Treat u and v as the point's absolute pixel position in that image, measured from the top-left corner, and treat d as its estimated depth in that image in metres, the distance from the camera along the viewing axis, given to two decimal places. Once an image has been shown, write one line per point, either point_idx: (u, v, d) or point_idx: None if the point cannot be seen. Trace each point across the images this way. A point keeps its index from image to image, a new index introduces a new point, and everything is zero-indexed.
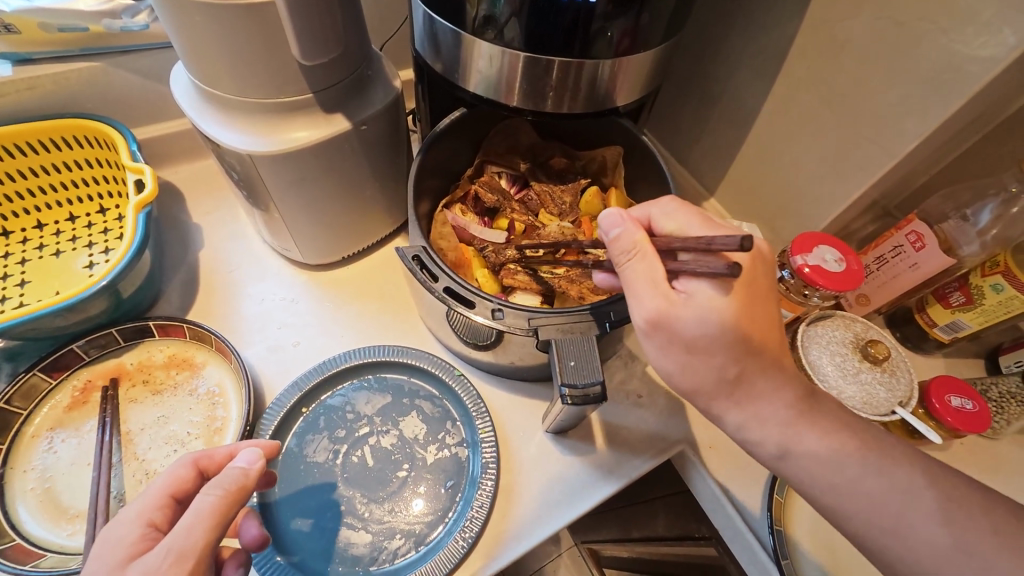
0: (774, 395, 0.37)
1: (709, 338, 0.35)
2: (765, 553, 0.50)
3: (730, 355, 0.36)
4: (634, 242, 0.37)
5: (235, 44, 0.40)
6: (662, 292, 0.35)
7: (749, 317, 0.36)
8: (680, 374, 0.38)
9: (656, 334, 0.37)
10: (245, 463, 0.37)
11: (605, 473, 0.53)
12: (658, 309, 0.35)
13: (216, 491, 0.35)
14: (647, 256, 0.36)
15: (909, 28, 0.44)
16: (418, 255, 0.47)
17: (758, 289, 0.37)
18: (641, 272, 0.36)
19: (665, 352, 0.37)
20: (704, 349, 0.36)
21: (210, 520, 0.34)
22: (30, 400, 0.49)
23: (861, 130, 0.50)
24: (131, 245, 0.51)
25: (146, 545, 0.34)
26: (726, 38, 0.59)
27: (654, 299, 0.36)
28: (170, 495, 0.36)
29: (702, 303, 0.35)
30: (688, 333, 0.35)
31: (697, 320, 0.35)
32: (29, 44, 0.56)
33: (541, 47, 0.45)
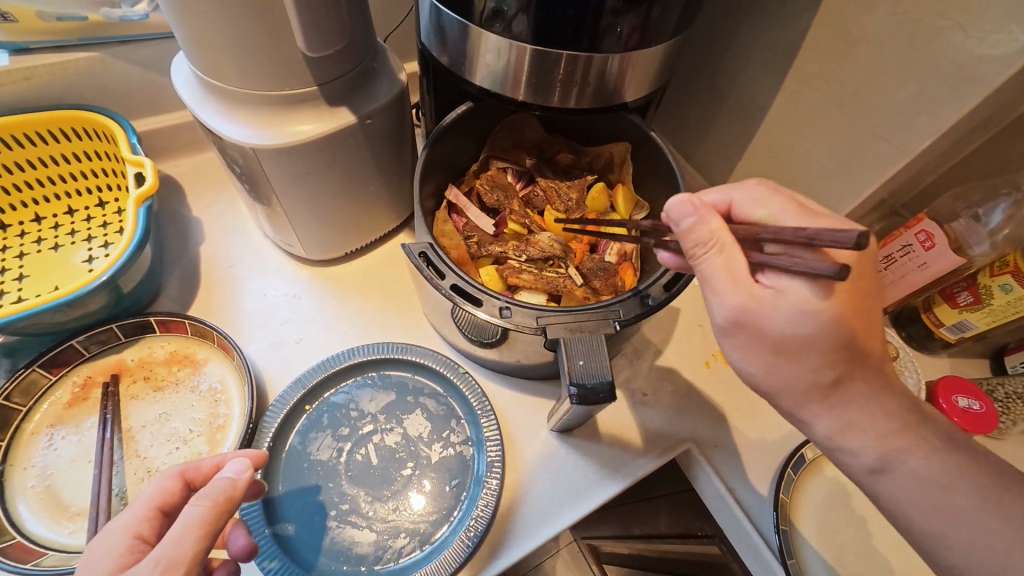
0: (786, 395, 0.36)
1: (805, 338, 0.34)
2: (770, 553, 0.50)
3: (828, 360, 0.34)
4: (711, 233, 0.35)
5: (239, 35, 0.39)
6: (746, 288, 0.34)
7: (854, 317, 0.34)
8: (763, 374, 0.37)
9: (739, 333, 0.36)
10: (234, 473, 0.36)
11: (611, 472, 0.53)
12: (744, 305, 0.34)
13: (204, 501, 0.34)
14: (726, 248, 0.35)
15: (924, 25, 0.43)
16: (424, 251, 0.46)
17: (863, 285, 0.35)
18: (719, 265, 0.35)
19: (749, 351, 0.36)
20: (795, 350, 0.35)
21: (198, 531, 0.33)
22: (29, 396, 0.48)
23: (873, 127, 0.50)
24: (131, 240, 0.50)
25: (134, 558, 0.34)
26: (736, 33, 0.58)
27: (737, 295, 0.34)
28: (157, 507, 0.36)
29: (784, 301, 0.34)
30: (776, 330, 0.34)
31: (792, 321, 0.34)
32: (26, 33, 0.54)
33: (550, 40, 0.44)
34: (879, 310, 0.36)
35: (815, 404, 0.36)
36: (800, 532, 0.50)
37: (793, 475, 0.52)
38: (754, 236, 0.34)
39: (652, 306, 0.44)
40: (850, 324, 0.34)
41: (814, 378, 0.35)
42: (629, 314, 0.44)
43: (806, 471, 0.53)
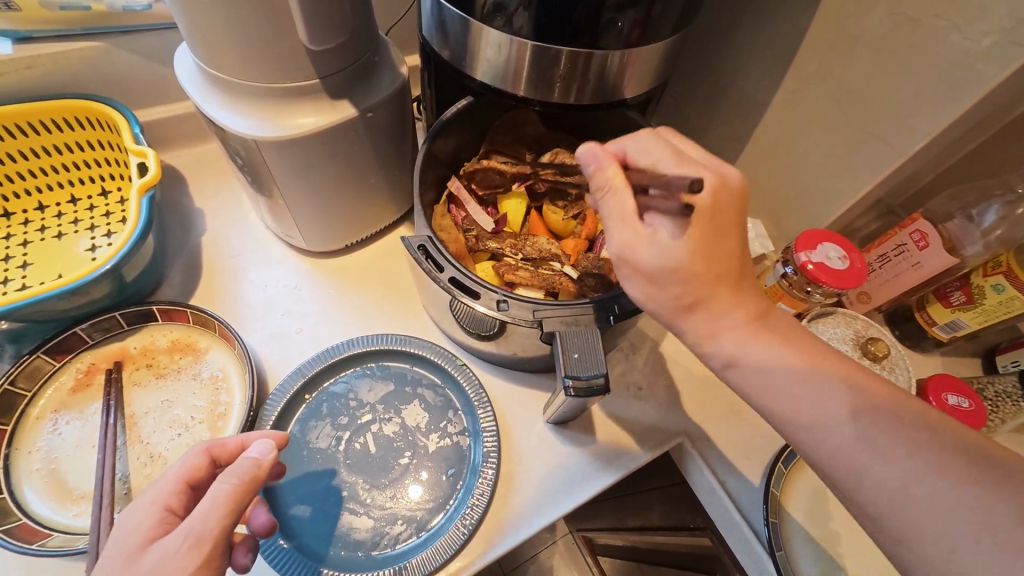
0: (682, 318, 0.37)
1: (666, 268, 0.35)
2: (759, 544, 0.51)
3: (688, 283, 0.35)
4: (608, 176, 0.37)
5: (242, 27, 0.39)
6: (631, 228, 0.36)
7: (713, 245, 0.35)
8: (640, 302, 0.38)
9: (624, 269, 0.37)
10: (259, 454, 0.37)
11: (605, 463, 0.54)
12: (624, 242, 0.36)
13: (231, 479, 0.35)
14: (619, 191, 0.37)
15: (923, 25, 0.43)
16: (423, 245, 0.46)
17: (723, 219, 0.35)
18: (613, 206, 0.37)
19: (633, 284, 0.38)
20: (659, 279, 0.36)
21: (226, 507, 0.34)
22: (34, 381, 0.49)
23: (870, 127, 0.50)
24: (135, 229, 0.51)
25: (164, 529, 0.34)
26: (736, 31, 0.58)
27: (621, 233, 0.36)
28: (184, 482, 0.37)
29: (661, 252, 0.35)
30: (649, 266, 0.36)
31: (661, 256, 0.35)
32: (30, 22, 0.55)
33: (551, 37, 0.44)
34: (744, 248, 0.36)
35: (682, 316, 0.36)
36: (790, 525, 0.51)
37: (783, 470, 0.53)
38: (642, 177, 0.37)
39: None
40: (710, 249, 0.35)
41: (677, 298, 0.36)
42: (624, 308, 0.44)
43: (797, 465, 0.54)
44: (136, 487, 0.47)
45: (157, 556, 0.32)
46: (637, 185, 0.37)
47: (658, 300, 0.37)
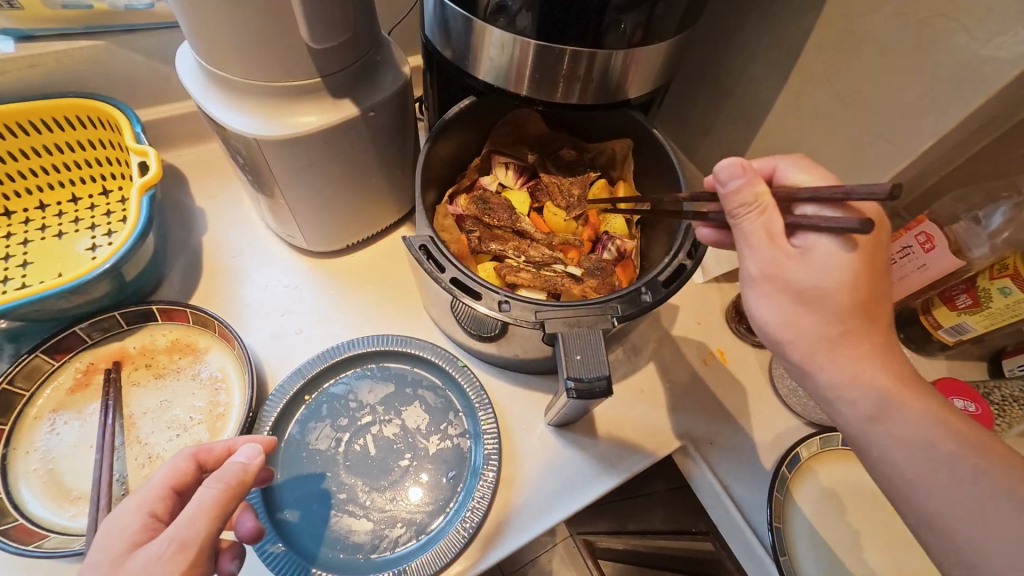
0: (799, 346, 0.36)
1: (825, 290, 0.34)
2: (763, 549, 0.50)
3: (841, 312, 0.35)
4: (756, 195, 0.35)
5: (243, 25, 0.39)
6: (779, 246, 0.35)
7: (869, 279, 0.35)
8: (779, 326, 0.36)
9: (764, 285, 0.36)
10: (246, 458, 0.37)
11: (607, 466, 0.53)
12: (773, 260, 0.35)
13: (217, 484, 0.34)
14: (768, 210, 0.35)
15: (929, 25, 0.43)
16: (425, 245, 0.46)
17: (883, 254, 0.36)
18: (758, 226, 0.35)
19: (771, 302, 0.36)
20: (815, 300, 0.35)
21: (211, 512, 0.33)
22: (33, 380, 0.49)
23: (875, 128, 0.50)
24: (135, 228, 0.50)
25: (148, 534, 0.34)
26: (740, 32, 0.58)
27: (770, 251, 0.35)
28: (170, 487, 0.36)
29: (821, 265, 0.34)
30: (804, 285, 0.35)
31: (816, 276, 0.34)
32: (31, 20, 0.54)
33: (554, 36, 0.44)
34: (889, 285, 0.36)
35: (821, 355, 0.35)
36: (794, 530, 0.51)
37: (787, 474, 0.53)
38: (797, 195, 0.35)
39: (650, 302, 0.44)
40: (858, 277, 0.34)
41: (826, 329, 0.35)
42: (627, 310, 0.44)
43: (800, 469, 0.53)
44: (134, 488, 0.46)
45: (138, 563, 0.32)
46: (786, 201, 0.36)
47: (799, 330, 0.36)
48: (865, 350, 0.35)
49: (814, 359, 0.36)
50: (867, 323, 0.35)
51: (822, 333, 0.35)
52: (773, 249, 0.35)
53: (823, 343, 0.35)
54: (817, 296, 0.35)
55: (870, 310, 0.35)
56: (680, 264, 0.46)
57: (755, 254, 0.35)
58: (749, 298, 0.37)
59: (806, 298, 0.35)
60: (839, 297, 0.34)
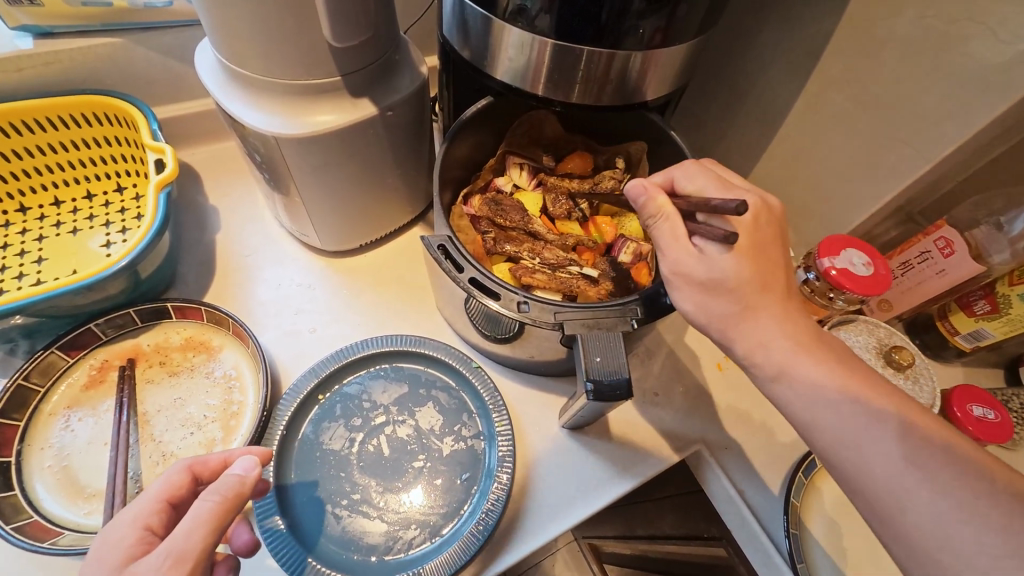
0: (713, 325, 0.39)
1: (725, 277, 0.38)
2: (780, 557, 0.50)
3: (739, 294, 0.38)
4: (658, 205, 0.39)
5: (266, 24, 0.39)
6: (685, 246, 0.38)
7: (760, 261, 0.39)
8: (695, 311, 0.39)
9: (675, 283, 0.39)
10: (243, 471, 0.36)
11: (621, 470, 0.53)
12: (678, 260, 0.38)
13: (214, 496, 0.34)
14: (672, 217, 0.39)
15: (953, 28, 0.43)
16: (443, 244, 0.46)
17: (764, 235, 0.39)
18: (665, 231, 0.39)
19: (680, 293, 0.39)
20: (720, 288, 0.38)
21: (210, 524, 0.33)
22: (47, 377, 0.49)
23: (896, 132, 0.49)
24: (151, 225, 0.50)
25: (144, 548, 0.34)
26: (758, 35, 0.58)
27: (676, 252, 0.38)
28: (166, 500, 0.36)
29: (716, 267, 0.37)
30: (706, 277, 0.38)
31: (712, 271, 0.38)
32: (51, 17, 0.55)
33: (573, 37, 0.44)
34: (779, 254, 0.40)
35: (735, 325, 0.38)
36: (811, 538, 0.50)
37: (803, 480, 0.52)
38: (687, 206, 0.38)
39: (670, 304, 0.43)
40: (750, 248, 0.38)
41: (729, 309, 0.38)
42: (648, 311, 0.43)
43: (818, 475, 0.53)
44: (148, 486, 0.46)
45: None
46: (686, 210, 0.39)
47: (718, 309, 0.38)
48: (770, 317, 0.38)
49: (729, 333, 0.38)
50: (764, 297, 0.38)
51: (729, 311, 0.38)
52: (692, 287, 0.39)
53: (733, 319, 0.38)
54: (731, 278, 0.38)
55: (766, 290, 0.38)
56: None
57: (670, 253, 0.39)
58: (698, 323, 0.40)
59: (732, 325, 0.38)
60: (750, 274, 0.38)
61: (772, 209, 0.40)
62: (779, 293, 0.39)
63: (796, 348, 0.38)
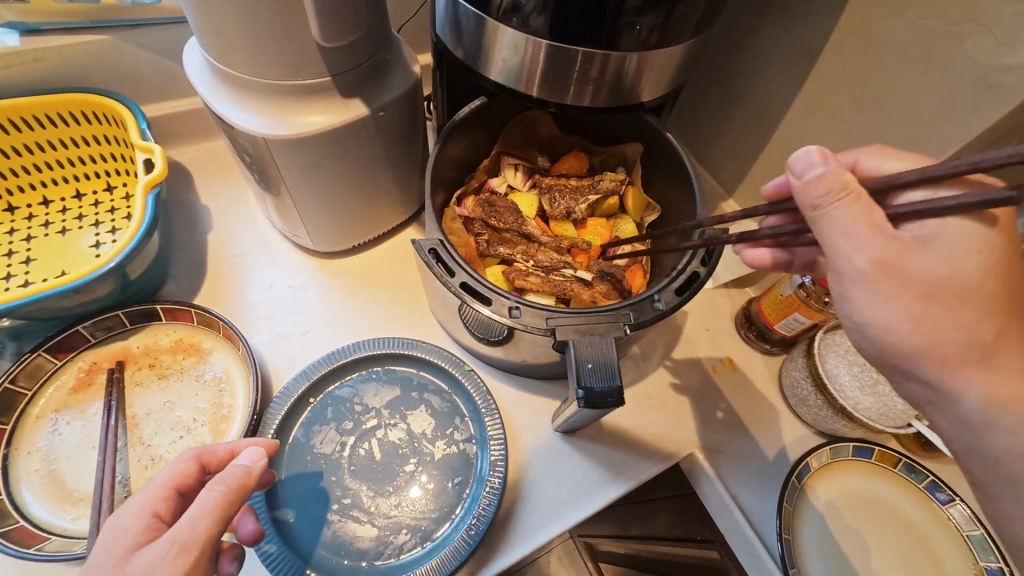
0: (922, 350, 0.32)
1: (960, 285, 0.31)
2: (772, 561, 0.50)
3: (979, 314, 0.31)
4: (843, 182, 0.32)
5: (253, 23, 0.39)
6: (885, 237, 0.31)
7: (1008, 282, 0.32)
8: (910, 329, 0.32)
9: (879, 281, 0.32)
10: (248, 461, 0.36)
11: (614, 474, 0.53)
12: (885, 252, 0.31)
13: (219, 486, 0.34)
14: (861, 196, 0.32)
15: (952, 31, 0.42)
16: (434, 248, 0.45)
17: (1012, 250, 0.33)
18: (847, 216, 0.32)
19: (884, 300, 0.32)
20: (953, 300, 0.31)
21: (213, 515, 0.33)
22: (35, 380, 0.48)
23: (894, 136, 0.49)
24: (140, 226, 0.50)
25: (151, 535, 0.33)
26: (756, 34, 0.57)
27: (876, 243, 0.31)
28: (173, 488, 0.36)
29: (942, 273, 0.31)
30: (929, 284, 0.31)
31: (953, 274, 0.31)
32: (37, 14, 0.54)
33: (567, 38, 0.43)
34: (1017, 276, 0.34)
35: (969, 366, 0.32)
36: (804, 542, 0.50)
37: (797, 485, 0.52)
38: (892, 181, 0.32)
39: (663, 310, 0.43)
40: (1004, 264, 0.31)
41: (911, 323, 0.32)
42: (640, 316, 0.43)
43: (812, 479, 0.53)
44: (136, 490, 0.46)
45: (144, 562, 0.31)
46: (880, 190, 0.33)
47: (932, 338, 0.32)
48: (957, 344, 0.31)
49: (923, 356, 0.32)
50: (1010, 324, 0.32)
51: (957, 346, 0.31)
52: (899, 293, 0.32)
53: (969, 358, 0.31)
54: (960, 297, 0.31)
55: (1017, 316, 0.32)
56: (693, 271, 0.45)
57: (863, 250, 0.32)
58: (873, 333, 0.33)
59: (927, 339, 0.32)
60: (986, 296, 0.31)
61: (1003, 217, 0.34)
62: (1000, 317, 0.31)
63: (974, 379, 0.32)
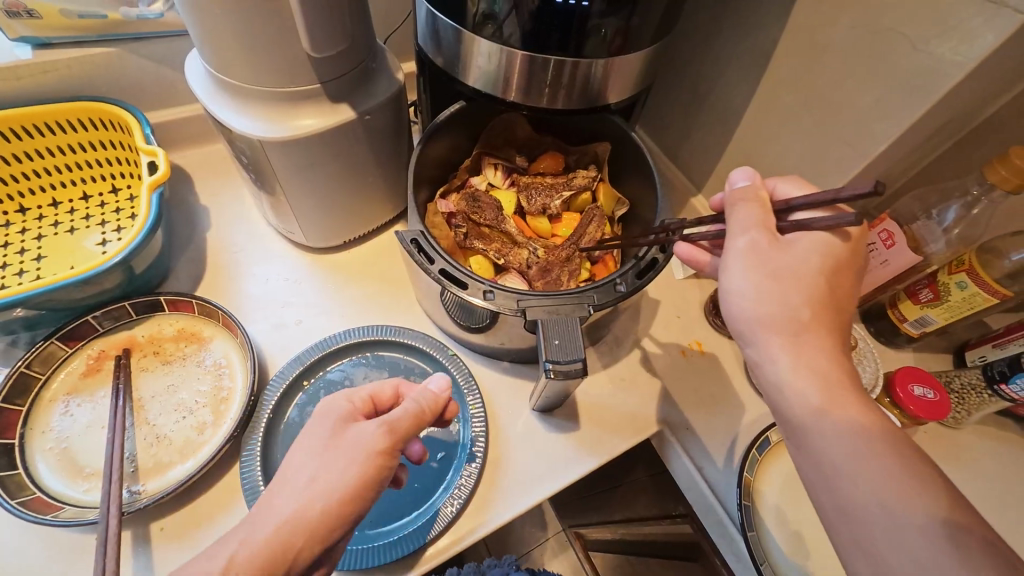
0: (760, 322, 0.36)
1: (802, 271, 0.36)
2: (732, 524, 0.54)
3: (804, 301, 0.36)
4: (756, 193, 0.39)
5: (251, 36, 0.43)
6: (761, 229, 0.37)
7: (837, 290, 0.37)
8: (753, 298, 0.36)
9: (744, 254, 0.37)
10: (437, 387, 0.43)
11: (588, 449, 0.57)
12: (756, 237, 0.37)
13: (417, 402, 0.41)
14: (756, 203, 0.38)
15: (880, 37, 0.46)
16: (416, 238, 0.49)
17: (848, 275, 0.37)
18: (744, 215, 0.38)
19: (745, 269, 0.37)
20: (792, 278, 0.36)
21: (414, 413, 0.40)
22: (48, 366, 0.52)
23: (836, 131, 0.53)
24: (144, 223, 0.54)
25: (355, 417, 0.40)
26: (716, 40, 0.62)
27: (751, 232, 0.37)
28: (372, 396, 0.42)
29: (792, 260, 0.36)
30: (782, 263, 0.36)
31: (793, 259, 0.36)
32: (49, 29, 0.58)
33: (536, 45, 0.48)
34: (850, 303, 0.38)
35: (783, 334, 0.36)
36: (762, 508, 0.54)
37: (756, 457, 0.56)
38: (789, 204, 0.39)
39: (624, 292, 0.47)
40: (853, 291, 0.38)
41: (790, 313, 0.36)
42: (602, 299, 0.47)
43: (770, 452, 0.57)
44: (143, 465, 0.49)
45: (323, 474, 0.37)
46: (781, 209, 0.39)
47: (771, 304, 0.36)
48: (819, 347, 0.36)
49: (776, 342, 0.36)
50: (824, 325, 0.36)
51: (785, 317, 0.36)
52: (749, 262, 0.37)
53: (781, 327, 0.36)
54: (794, 279, 0.36)
55: (817, 319, 0.36)
56: (653, 257, 0.49)
57: (749, 232, 0.37)
58: (724, 295, 0.38)
59: (780, 328, 0.36)
60: (813, 285, 0.36)
61: (855, 254, 0.38)
62: (834, 340, 0.36)
63: (824, 389, 0.35)
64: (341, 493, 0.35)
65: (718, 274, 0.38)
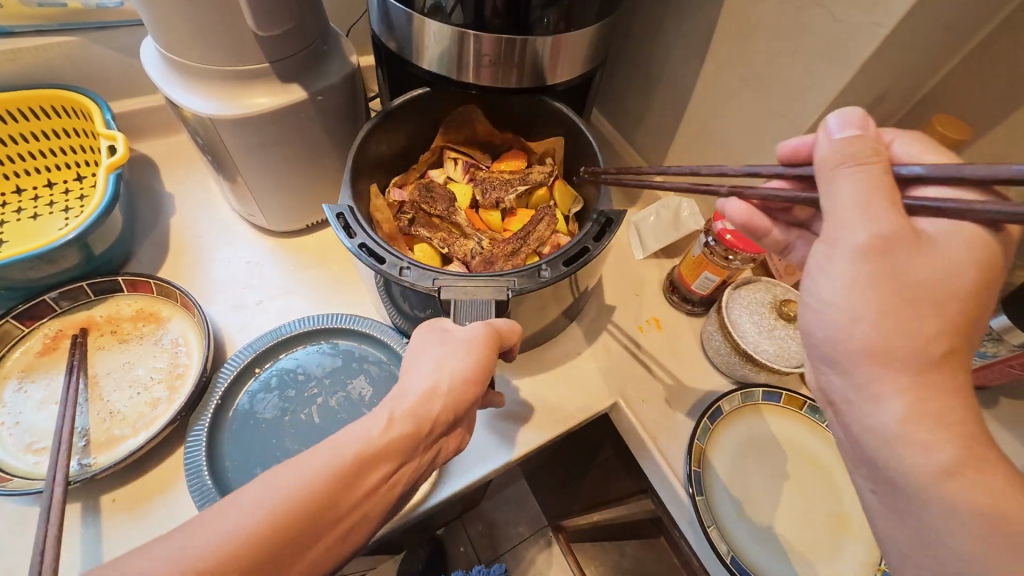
0: (884, 355, 0.30)
1: (942, 289, 0.30)
2: (684, 491, 0.54)
3: (943, 329, 0.29)
4: (875, 153, 0.32)
5: (198, 16, 0.44)
6: (893, 217, 0.30)
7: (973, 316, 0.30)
8: (876, 322, 0.30)
9: (870, 261, 0.30)
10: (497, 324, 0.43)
11: (543, 421, 0.58)
12: (889, 231, 0.30)
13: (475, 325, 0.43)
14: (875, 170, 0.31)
15: (804, 10, 0.48)
16: (343, 213, 0.49)
17: (988, 295, 0.31)
18: (859, 186, 0.31)
19: (864, 284, 0.30)
20: (926, 298, 0.30)
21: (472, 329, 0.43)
22: (3, 343, 0.53)
23: (774, 106, 0.55)
24: (101, 202, 0.55)
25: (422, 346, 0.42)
26: (664, 24, 0.64)
27: (882, 225, 0.30)
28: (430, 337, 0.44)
29: (927, 275, 0.30)
30: (918, 277, 0.30)
31: (929, 271, 0.30)
32: (11, 18, 0.59)
33: (483, 25, 0.49)
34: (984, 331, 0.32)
35: (911, 372, 0.29)
36: (712, 474, 0.55)
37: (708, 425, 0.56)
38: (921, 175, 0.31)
39: (548, 277, 0.46)
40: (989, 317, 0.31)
41: (928, 347, 0.29)
42: (521, 284, 0.46)
43: (723, 421, 0.57)
44: (95, 440, 0.50)
45: (429, 390, 0.38)
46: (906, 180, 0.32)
47: (899, 333, 0.30)
48: (955, 392, 0.29)
49: (902, 381, 0.29)
50: (960, 362, 0.30)
51: (920, 351, 0.29)
52: (872, 277, 0.30)
53: (914, 362, 0.29)
54: (932, 301, 0.30)
55: (953, 354, 0.30)
56: (584, 248, 0.48)
57: (868, 225, 0.30)
58: (818, 310, 0.33)
59: (914, 363, 0.29)
60: (951, 308, 0.30)
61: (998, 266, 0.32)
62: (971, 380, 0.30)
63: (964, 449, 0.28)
64: (465, 376, 0.39)
65: (810, 277, 0.33)
